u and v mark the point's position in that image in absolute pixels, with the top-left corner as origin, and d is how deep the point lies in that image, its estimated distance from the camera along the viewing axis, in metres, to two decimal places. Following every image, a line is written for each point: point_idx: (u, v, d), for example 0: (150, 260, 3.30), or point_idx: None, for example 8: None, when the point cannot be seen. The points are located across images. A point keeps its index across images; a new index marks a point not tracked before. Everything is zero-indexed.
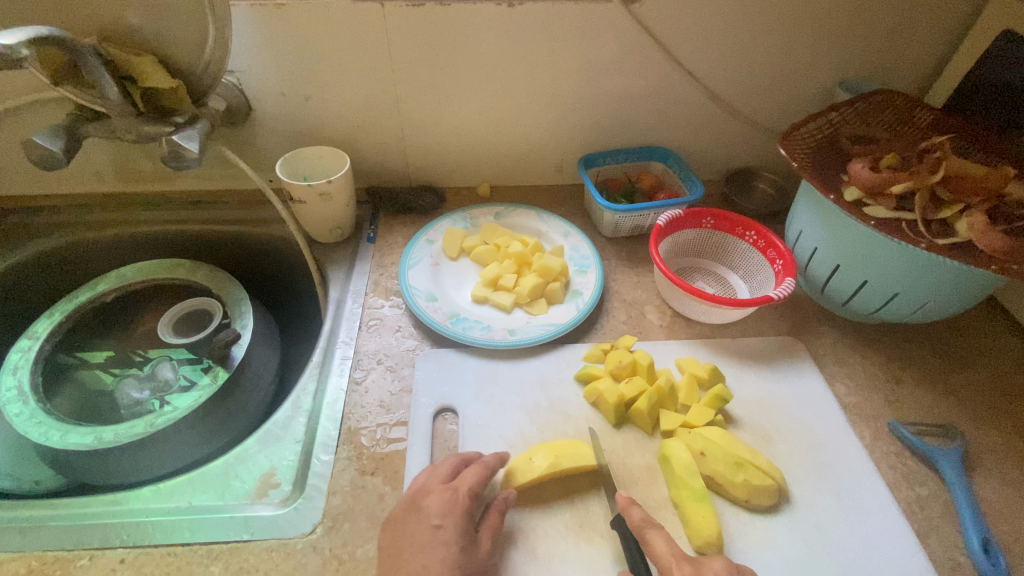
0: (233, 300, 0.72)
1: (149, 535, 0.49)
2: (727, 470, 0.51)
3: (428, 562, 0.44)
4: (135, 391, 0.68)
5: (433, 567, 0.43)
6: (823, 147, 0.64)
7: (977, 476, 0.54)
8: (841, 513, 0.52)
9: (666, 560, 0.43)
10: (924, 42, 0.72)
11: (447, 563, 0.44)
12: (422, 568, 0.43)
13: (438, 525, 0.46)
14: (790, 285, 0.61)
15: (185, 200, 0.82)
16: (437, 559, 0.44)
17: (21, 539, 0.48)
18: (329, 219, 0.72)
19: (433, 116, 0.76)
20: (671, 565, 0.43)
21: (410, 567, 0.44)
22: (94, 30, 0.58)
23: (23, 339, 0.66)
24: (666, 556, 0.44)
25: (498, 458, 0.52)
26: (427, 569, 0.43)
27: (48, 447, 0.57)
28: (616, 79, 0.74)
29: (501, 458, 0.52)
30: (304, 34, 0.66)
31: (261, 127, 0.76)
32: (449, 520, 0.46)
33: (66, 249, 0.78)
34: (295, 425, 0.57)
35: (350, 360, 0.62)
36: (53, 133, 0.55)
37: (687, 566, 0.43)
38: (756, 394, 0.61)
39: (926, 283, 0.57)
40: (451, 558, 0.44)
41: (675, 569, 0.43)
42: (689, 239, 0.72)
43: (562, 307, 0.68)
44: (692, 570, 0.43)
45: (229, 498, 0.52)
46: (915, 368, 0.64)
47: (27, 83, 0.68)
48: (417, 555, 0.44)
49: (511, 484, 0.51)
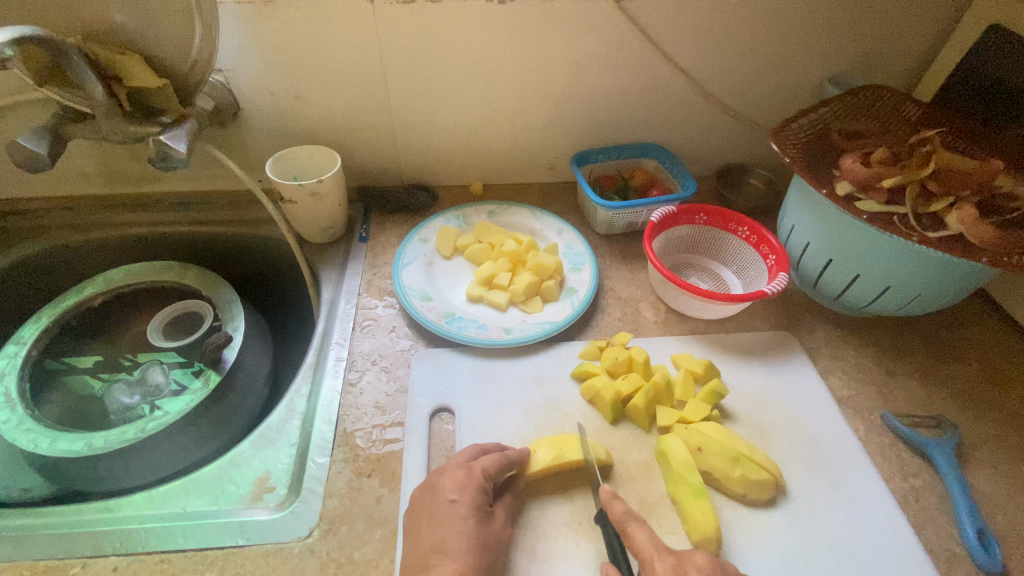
0: (225, 302, 0.71)
1: (142, 542, 0.48)
2: (724, 465, 0.51)
3: (447, 535, 0.44)
4: (125, 396, 0.67)
5: (452, 541, 0.44)
6: (814, 142, 0.65)
7: (970, 467, 0.55)
8: (838, 506, 0.52)
9: (646, 554, 0.43)
10: (912, 37, 0.72)
11: (465, 536, 0.44)
12: (441, 542, 0.44)
13: (454, 500, 0.46)
14: (784, 280, 0.61)
15: (173, 201, 0.81)
16: (455, 532, 0.45)
17: (11, 549, 0.48)
18: (320, 218, 0.72)
19: (424, 114, 0.75)
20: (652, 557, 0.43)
21: (430, 541, 0.44)
22: (79, 30, 0.57)
23: (9, 344, 0.64)
24: (638, 535, 0.45)
25: (519, 451, 0.51)
26: (446, 544, 0.44)
27: (37, 455, 0.56)
28: (608, 76, 0.74)
29: (524, 451, 0.52)
30: (293, 31, 0.65)
31: (250, 126, 0.75)
32: (464, 494, 0.46)
33: (53, 253, 0.77)
34: (290, 427, 0.56)
35: (344, 361, 0.62)
36: (37, 135, 0.53)
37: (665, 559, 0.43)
38: (751, 388, 0.61)
39: (917, 276, 0.57)
40: (469, 530, 0.45)
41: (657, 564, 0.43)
42: (683, 235, 0.72)
43: (558, 304, 0.68)
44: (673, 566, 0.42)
45: (223, 503, 0.51)
46: (908, 361, 0.64)
47: (9, 84, 0.67)
48: (437, 530, 0.45)
49: (524, 472, 0.51)
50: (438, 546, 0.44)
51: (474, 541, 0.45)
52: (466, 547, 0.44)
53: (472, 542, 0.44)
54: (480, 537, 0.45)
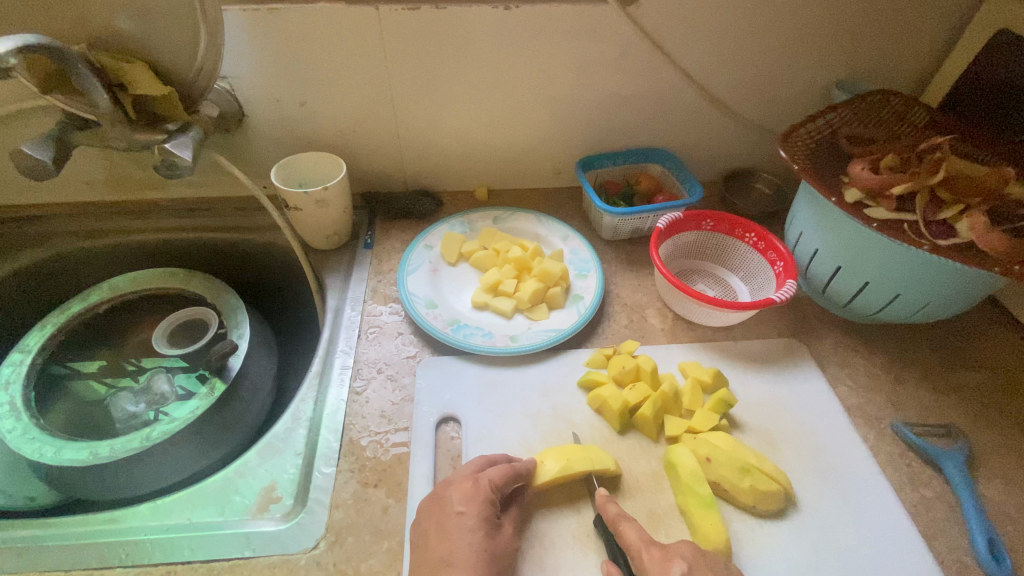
0: (230, 309, 0.71)
1: (148, 553, 0.48)
2: (733, 475, 0.50)
3: (454, 547, 0.44)
4: (130, 404, 0.66)
5: (460, 553, 0.44)
6: (822, 148, 0.64)
7: (980, 476, 0.55)
8: (848, 517, 0.51)
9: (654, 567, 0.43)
10: (920, 40, 0.72)
11: (473, 548, 0.44)
12: (449, 555, 0.44)
13: (462, 512, 0.46)
14: (792, 287, 0.60)
15: (178, 208, 0.81)
16: (463, 545, 0.44)
17: (17, 561, 0.47)
18: (325, 225, 0.72)
19: (429, 119, 0.75)
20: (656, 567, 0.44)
21: (438, 553, 0.44)
22: (85, 37, 0.57)
23: (15, 352, 0.64)
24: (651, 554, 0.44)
25: (527, 462, 0.51)
26: (454, 556, 0.44)
27: (42, 464, 0.55)
28: (614, 81, 0.73)
29: (532, 462, 0.51)
30: (299, 37, 0.65)
31: (255, 132, 0.75)
32: (471, 507, 0.46)
33: (58, 260, 0.77)
34: (296, 436, 0.56)
35: (350, 370, 0.61)
36: (43, 142, 0.53)
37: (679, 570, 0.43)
38: (759, 396, 0.60)
39: (927, 283, 0.57)
40: (477, 543, 0.45)
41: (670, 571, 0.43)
42: (690, 241, 0.72)
43: (564, 311, 0.68)
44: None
45: (229, 513, 0.51)
46: (917, 368, 0.64)
47: (14, 92, 0.67)
48: (445, 542, 0.45)
49: (532, 483, 0.51)
50: (446, 559, 0.44)
51: (482, 554, 0.44)
52: (474, 560, 0.44)
53: (479, 554, 0.44)
54: (488, 549, 0.45)
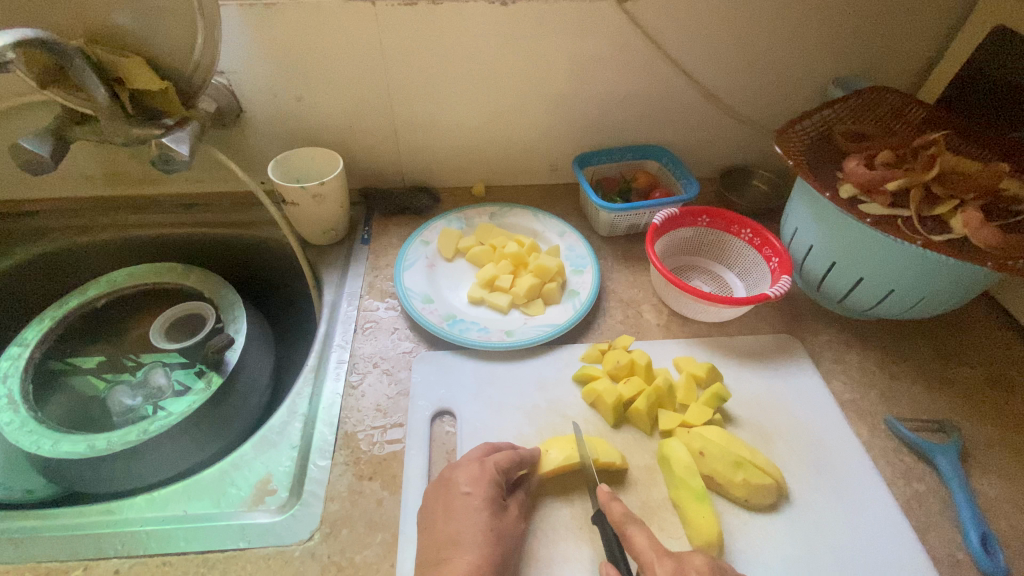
0: (227, 304, 0.71)
1: (144, 544, 0.48)
2: (726, 469, 0.51)
3: (461, 528, 0.45)
4: (128, 398, 0.67)
5: (467, 533, 0.44)
6: (818, 145, 0.64)
7: (973, 471, 0.55)
8: (840, 511, 0.52)
9: (646, 557, 0.43)
10: (917, 37, 0.72)
11: (479, 528, 0.45)
12: (456, 535, 0.45)
13: (468, 492, 0.47)
14: (787, 283, 0.60)
15: (175, 203, 0.81)
16: (470, 524, 0.45)
17: (14, 551, 0.48)
18: (322, 219, 0.72)
19: (426, 115, 0.75)
20: (652, 561, 0.43)
21: (446, 532, 0.45)
22: (81, 32, 0.57)
23: (12, 346, 0.65)
24: (643, 553, 0.44)
25: (532, 450, 0.51)
26: (461, 536, 0.44)
27: (40, 457, 0.56)
28: (611, 77, 0.74)
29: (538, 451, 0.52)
30: (296, 32, 0.65)
31: (252, 127, 0.75)
32: (477, 487, 0.47)
33: (56, 255, 0.77)
34: (292, 430, 0.56)
35: (346, 364, 0.62)
36: (41, 137, 0.53)
37: (667, 562, 0.43)
38: (754, 392, 0.61)
39: (921, 280, 0.57)
40: (483, 521, 0.45)
41: (657, 567, 0.43)
42: (686, 237, 0.72)
43: (559, 307, 0.68)
44: (672, 569, 0.42)
45: (224, 505, 0.51)
46: (912, 364, 0.64)
47: (12, 86, 0.67)
48: (452, 522, 0.45)
49: (538, 471, 0.52)
50: (454, 538, 0.45)
51: (489, 533, 0.45)
52: (480, 539, 0.44)
53: (485, 534, 0.45)
54: (494, 528, 0.46)
